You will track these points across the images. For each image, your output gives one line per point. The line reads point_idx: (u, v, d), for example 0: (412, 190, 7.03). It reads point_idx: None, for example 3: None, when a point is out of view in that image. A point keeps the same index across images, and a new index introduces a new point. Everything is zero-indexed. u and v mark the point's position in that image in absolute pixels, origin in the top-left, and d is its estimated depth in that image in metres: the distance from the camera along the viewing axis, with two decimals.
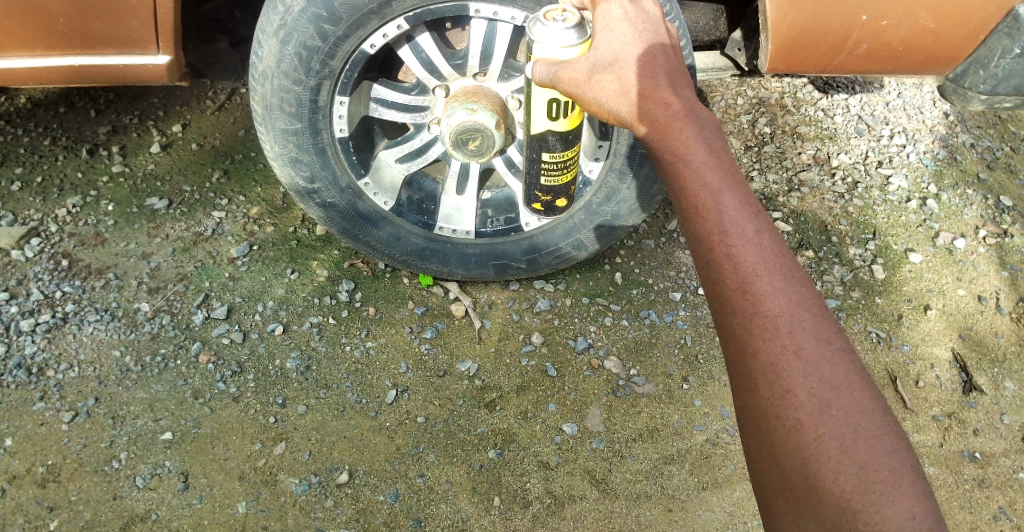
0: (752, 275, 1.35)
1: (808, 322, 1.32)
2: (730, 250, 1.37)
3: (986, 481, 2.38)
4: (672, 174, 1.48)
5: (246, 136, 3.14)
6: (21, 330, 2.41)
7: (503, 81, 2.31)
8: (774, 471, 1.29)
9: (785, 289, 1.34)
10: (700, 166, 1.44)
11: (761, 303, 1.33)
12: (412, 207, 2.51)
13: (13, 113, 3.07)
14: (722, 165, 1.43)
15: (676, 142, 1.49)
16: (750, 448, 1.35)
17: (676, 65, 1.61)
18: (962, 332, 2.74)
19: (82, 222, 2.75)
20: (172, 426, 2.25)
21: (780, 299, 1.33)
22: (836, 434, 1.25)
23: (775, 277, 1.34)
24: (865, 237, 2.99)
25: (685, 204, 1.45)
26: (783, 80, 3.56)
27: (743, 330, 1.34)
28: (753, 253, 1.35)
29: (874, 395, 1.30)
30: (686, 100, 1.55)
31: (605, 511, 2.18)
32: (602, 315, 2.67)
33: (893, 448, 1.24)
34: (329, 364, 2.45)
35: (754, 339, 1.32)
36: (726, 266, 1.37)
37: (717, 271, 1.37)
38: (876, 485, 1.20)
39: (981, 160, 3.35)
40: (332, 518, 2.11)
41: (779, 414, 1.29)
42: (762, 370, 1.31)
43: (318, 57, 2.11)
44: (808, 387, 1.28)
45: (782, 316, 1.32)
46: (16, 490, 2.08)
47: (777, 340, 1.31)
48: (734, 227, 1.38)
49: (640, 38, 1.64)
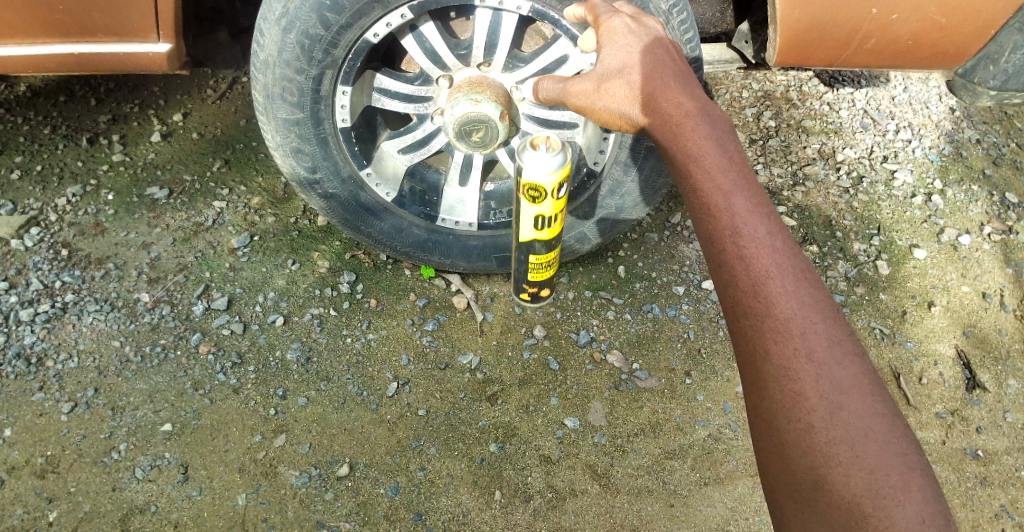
0: (764, 276, 1.36)
1: (819, 324, 1.32)
2: (743, 251, 1.38)
3: (988, 480, 2.37)
4: (684, 176, 1.50)
5: (248, 126, 3.12)
6: (20, 320, 2.39)
7: (507, 72, 2.27)
8: (784, 473, 1.29)
9: (797, 291, 1.34)
10: (712, 168, 1.46)
11: (772, 304, 1.34)
12: (414, 198, 2.48)
13: (12, 101, 3.05)
14: (735, 168, 1.45)
15: (689, 144, 1.51)
16: (760, 448, 1.35)
17: (683, 75, 1.66)
18: (966, 329, 2.72)
19: (81, 212, 2.73)
20: (171, 418, 2.23)
21: (791, 301, 1.34)
22: (845, 436, 1.25)
23: (786, 278, 1.35)
24: (869, 232, 2.97)
25: (696, 207, 1.46)
26: (789, 73, 3.52)
27: (754, 331, 1.35)
28: (765, 255, 1.36)
29: (884, 398, 1.29)
30: (698, 104, 1.58)
31: (607, 505, 2.17)
32: (605, 309, 2.65)
33: (902, 452, 1.24)
34: (330, 355, 2.43)
35: (764, 340, 1.33)
36: (738, 266, 1.38)
37: (728, 271, 1.39)
38: (886, 489, 1.20)
39: (987, 156, 3.32)
40: (332, 511, 2.10)
41: (790, 416, 1.29)
42: (772, 370, 1.32)
43: (321, 46, 2.08)
44: (819, 389, 1.28)
45: (793, 318, 1.32)
46: (15, 481, 2.07)
47: (788, 342, 1.31)
48: (746, 228, 1.39)
49: (648, 50, 1.71)
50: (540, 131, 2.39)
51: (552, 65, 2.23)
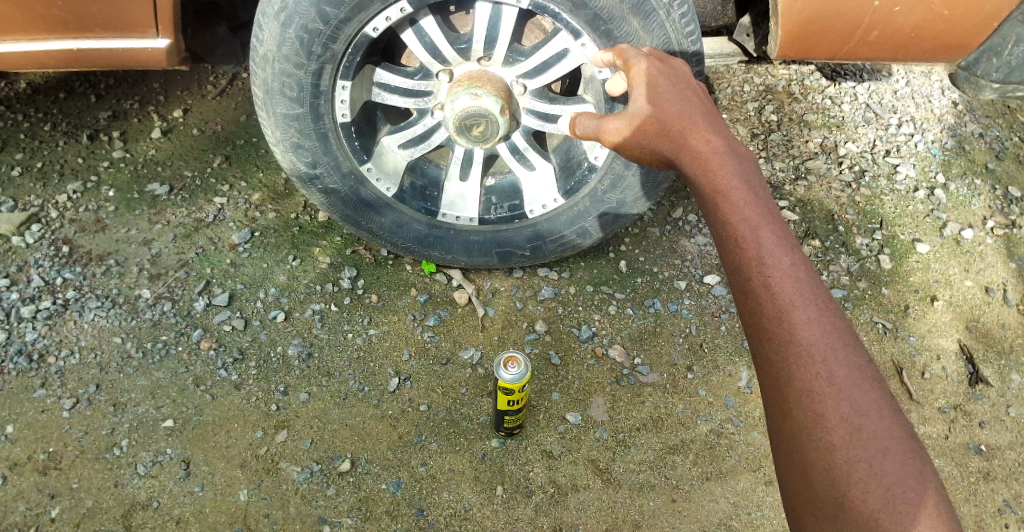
0: (789, 303, 1.34)
1: (841, 350, 1.31)
2: (767, 278, 1.37)
3: (991, 474, 2.36)
4: (709, 205, 1.48)
5: (248, 122, 3.11)
6: (22, 317, 2.39)
7: (508, 66, 2.26)
8: (804, 493, 1.27)
9: (820, 319, 1.33)
10: (738, 197, 1.45)
11: (796, 331, 1.32)
12: (414, 193, 2.47)
13: (12, 98, 3.04)
14: (759, 198, 1.45)
15: (714, 174, 1.50)
16: (779, 472, 1.33)
17: (707, 111, 1.67)
18: (970, 323, 2.72)
19: (82, 208, 2.72)
20: (173, 414, 2.23)
21: (814, 329, 1.32)
22: (866, 458, 1.24)
23: (810, 307, 1.34)
24: (871, 227, 2.96)
25: (721, 233, 1.45)
26: (791, 67, 3.51)
27: (777, 355, 1.33)
28: (789, 282, 1.35)
29: (903, 422, 1.29)
30: (721, 135, 1.58)
31: (609, 500, 2.17)
32: (606, 304, 2.64)
33: (921, 473, 1.23)
34: (332, 351, 2.43)
35: (789, 365, 1.31)
36: (764, 295, 1.36)
37: (752, 298, 1.37)
38: (906, 511, 1.19)
39: (989, 150, 3.30)
40: (334, 507, 2.10)
41: (811, 437, 1.28)
42: (795, 396, 1.30)
43: (320, 40, 2.08)
44: (841, 413, 1.27)
45: (816, 344, 1.31)
46: (17, 478, 2.07)
47: (811, 367, 1.30)
48: (771, 256, 1.38)
49: (670, 85, 1.73)
50: (541, 125, 2.38)
51: (552, 59, 2.21)
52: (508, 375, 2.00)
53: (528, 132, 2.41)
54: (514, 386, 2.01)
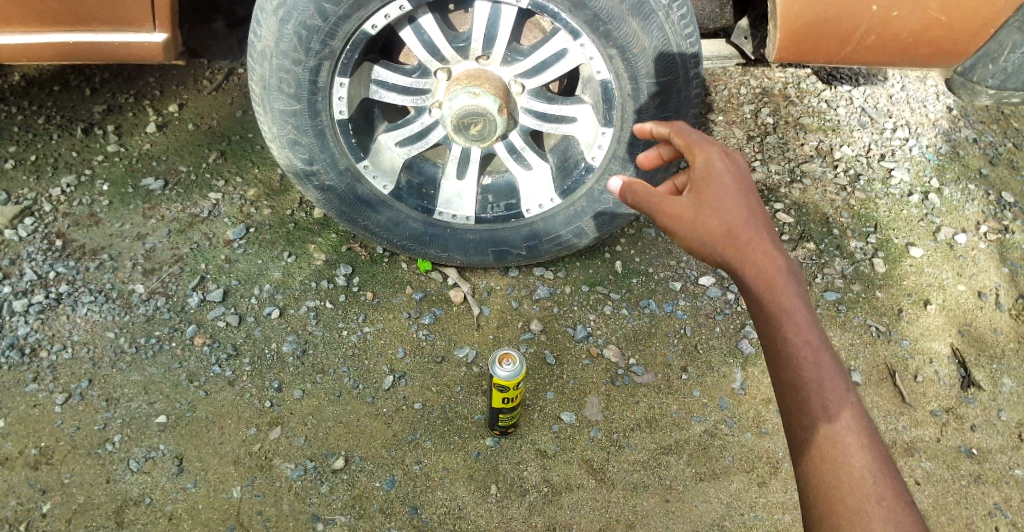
0: (824, 396, 1.33)
1: (869, 442, 1.32)
2: (803, 366, 1.36)
3: (982, 477, 2.37)
4: (750, 295, 1.47)
5: (244, 117, 3.10)
6: (13, 311, 2.38)
7: (506, 65, 2.26)
8: None
9: (853, 410, 1.33)
10: (776, 280, 1.45)
11: (831, 420, 1.32)
12: (411, 191, 2.46)
13: (6, 90, 3.02)
14: (796, 287, 1.44)
15: (754, 263, 1.48)
16: None
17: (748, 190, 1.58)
18: (962, 328, 2.73)
19: (76, 202, 2.71)
20: (166, 410, 2.22)
21: (849, 420, 1.32)
22: None
23: (844, 398, 1.33)
24: (866, 230, 2.97)
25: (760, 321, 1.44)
26: (787, 70, 3.52)
27: (815, 449, 1.32)
28: (825, 374, 1.35)
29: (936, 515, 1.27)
30: (757, 221, 1.54)
31: (603, 500, 2.17)
32: (602, 304, 2.65)
33: None
34: (326, 348, 2.43)
35: (826, 458, 1.31)
36: (802, 386, 1.35)
37: (789, 387, 1.36)
38: None
39: (983, 155, 3.32)
40: (328, 504, 2.09)
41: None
42: (831, 485, 1.30)
43: (318, 36, 2.07)
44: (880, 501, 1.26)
45: (851, 433, 1.31)
46: (8, 472, 2.05)
47: (847, 456, 1.30)
48: (807, 345, 1.37)
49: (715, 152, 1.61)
50: (538, 124, 2.38)
51: (551, 58, 2.21)
52: (502, 372, 2.00)
53: (526, 131, 2.41)
54: (509, 383, 2.00)
